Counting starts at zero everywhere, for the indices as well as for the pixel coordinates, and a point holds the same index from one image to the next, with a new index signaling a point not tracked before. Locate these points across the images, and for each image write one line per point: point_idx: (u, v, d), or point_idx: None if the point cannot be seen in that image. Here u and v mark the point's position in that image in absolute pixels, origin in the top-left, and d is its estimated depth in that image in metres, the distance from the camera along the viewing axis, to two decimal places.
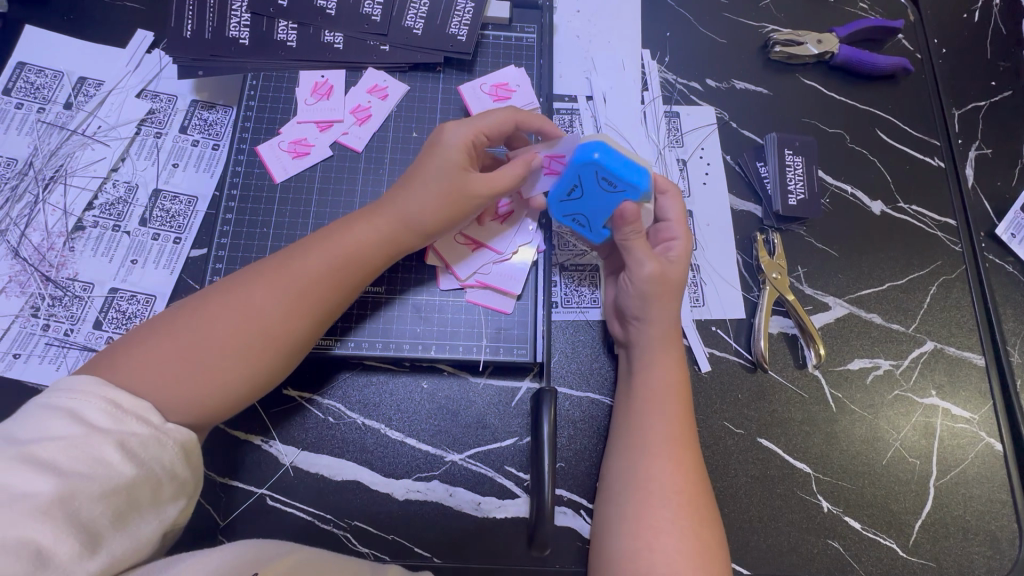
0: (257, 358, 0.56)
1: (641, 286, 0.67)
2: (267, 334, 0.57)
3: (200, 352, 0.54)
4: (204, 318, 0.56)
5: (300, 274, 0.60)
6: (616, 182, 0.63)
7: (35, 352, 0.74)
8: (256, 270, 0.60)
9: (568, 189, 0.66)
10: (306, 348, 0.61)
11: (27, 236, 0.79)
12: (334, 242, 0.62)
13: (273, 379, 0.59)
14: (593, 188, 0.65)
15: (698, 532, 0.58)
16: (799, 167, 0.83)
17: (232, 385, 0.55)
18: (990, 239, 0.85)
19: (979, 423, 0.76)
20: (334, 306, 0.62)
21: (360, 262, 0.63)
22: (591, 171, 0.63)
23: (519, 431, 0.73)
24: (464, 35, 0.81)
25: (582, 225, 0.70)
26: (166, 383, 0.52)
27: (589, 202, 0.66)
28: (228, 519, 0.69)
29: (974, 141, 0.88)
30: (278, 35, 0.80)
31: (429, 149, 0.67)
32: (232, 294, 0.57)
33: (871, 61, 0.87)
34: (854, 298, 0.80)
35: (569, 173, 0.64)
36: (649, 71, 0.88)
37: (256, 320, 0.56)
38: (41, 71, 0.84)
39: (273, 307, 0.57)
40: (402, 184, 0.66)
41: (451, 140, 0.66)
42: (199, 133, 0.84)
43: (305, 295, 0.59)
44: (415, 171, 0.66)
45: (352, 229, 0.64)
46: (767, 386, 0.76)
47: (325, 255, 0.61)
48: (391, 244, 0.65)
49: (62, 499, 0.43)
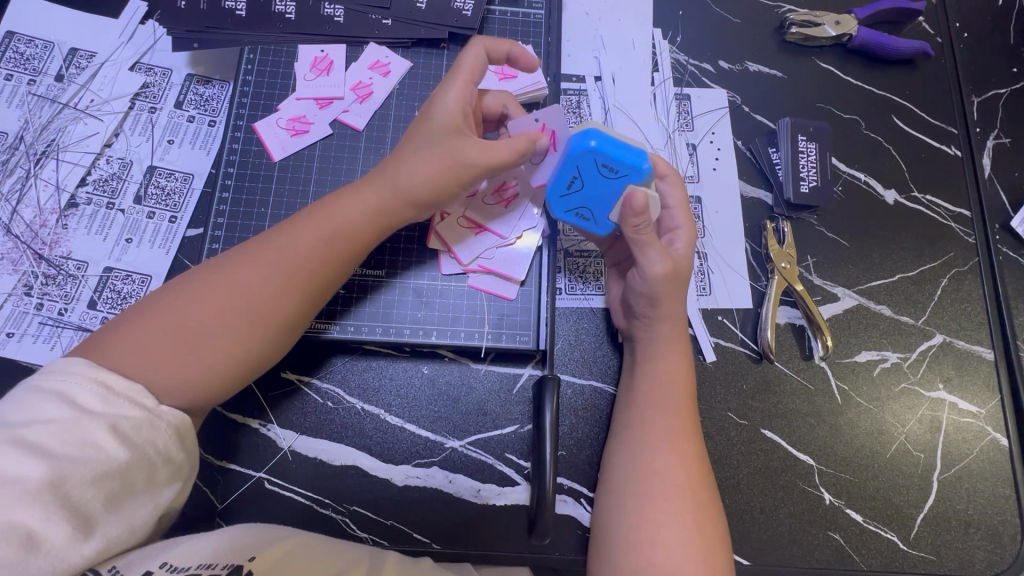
0: (246, 336, 0.54)
1: (653, 287, 0.63)
2: (258, 313, 0.55)
3: (189, 331, 0.52)
4: (193, 296, 0.54)
5: (290, 252, 0.58)
6: (618, 167, 0.61)
7: (29, 331, 0.73)
8: (245, 249, 0.58)
9: (567, 182, 0.63)
10: (297, 329, 0.59)
11: (19, 213, 0.77)
12: (323, 217, 0.60)
13: (264, 359, 0.57)
14: (594, 178, 0.62)
15: (700, 524, 0.57)
16: (812, 154, 0.80)
17: (225, 367, 0.54)
18: (1004, 231, 0.83)
19: (985, 418, 0.76)
20: (327, 285, 0.60)
21: (353, 237, 0.61)
22: (591, 158, 0.61)
23: (520, 418, 0.72)
24: (469, 10, 0.79)
25: (585, 220, 0.65)
26: (157, 363, 0.51)
27: (591, 193, 0.63)
28: (226, 503, 0.68)
29: (992, 130, 0.86)
30: (276, 7, 0.78)
31: (422, 115, 0.64)
32: (219, 271, 0.56)
33: (891, 44, 0.85)
34: (864, 290, 0.79)
35: (567, 164, 0.61)
36: (660, 51, 0.85)
37: (245, 299, 0.55)
38: (31, 41, 0.82)
39: (262, 285, 0.56)
40: (394, 154, 0.64)
41: (445, 103, 0.62)
42: (195, 109, 0.81)
43: (297, 271, 0.57)
44: (408, 140, 0.63)
45: (343, 204, 0.61)
46: (772, 377, 0.75)
47: (315, 230, 0.59)
48: (382, 217, 0.62)
49: (53, 483, 0.42)
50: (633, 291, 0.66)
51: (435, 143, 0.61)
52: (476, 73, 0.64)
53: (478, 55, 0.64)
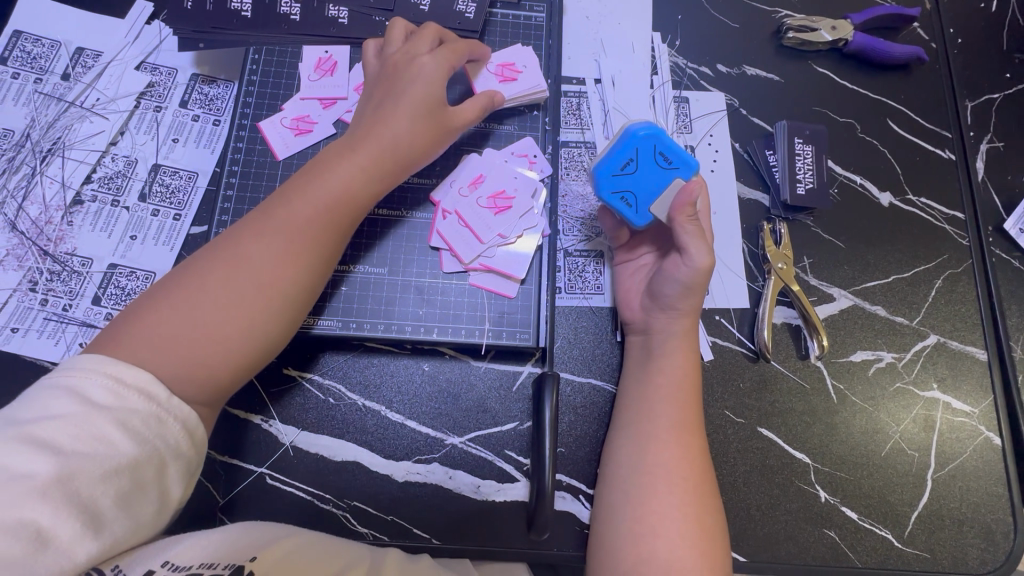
0: (257, 310, 0.56)
1: (694, 277, 0.64)
2: (265, 284, 0.56)
3: (198, 309, 0.54)
4: (200, 277, 0.55)
5: (290, 221, 0.59)
6: (671, 158, 0.67)
7: (33, 326, 0.73)
8: (246, 224, 0.60)
9: (623, 162, 0.68)
10: (307, 298, 0.60)
11: (25, 210, 0.78)
12: (317, 186, 0.62)
13: (278, 333, 0.58)
14: (647, 163, 0.67)
15: (700, 520, 0.58)
16: (809, 156, 0.81)
17: (238, 344, 0.55)
18: (998, 234, 0.85)
19: (979, 418, 0.77)
20: (331, 250, 0.61)
21: (349, 203, 0.62)
22: (649, 145, 0.67)
23: (520, 415, 0.73)
24: (472, 13, 0.80)
25: (626, 206, 0.68)
26: (171, 346, 0.52)
27: (642, 177, 0.67)
28: (228, 498, 0.69)
29: (985, 135, 0.87)
30: (281, 8, 0.79)
31: (394, 80, 0.68)
32: (223, 249, 0.57)
33: (886, 49, 0.86)
34: (859, 290, 0.80)
35: (626, 145, 0.68)
36: (659, 55, 0.87)
37: (251, 271, 0.56)
38: (38, 40, 0.83)
39: (267, 257, 0.57)
40: (377, 115, 0.66)
41: (430, 70, 0.67)
42: (200, 108, 0.82)
43: (299, 241, 0.59)
44: (394, 105, 0.66)
45: (333, 172, 0.63)
46: (768, 377, 0.75)
47: (312, 199, 0.61)
48: (372, 180, 0.64)
49: (61, 480, 0.43)
50: (670, 278, 0.66)
51: (426, 109, 0.66)
52: (459, 49, 0.71)
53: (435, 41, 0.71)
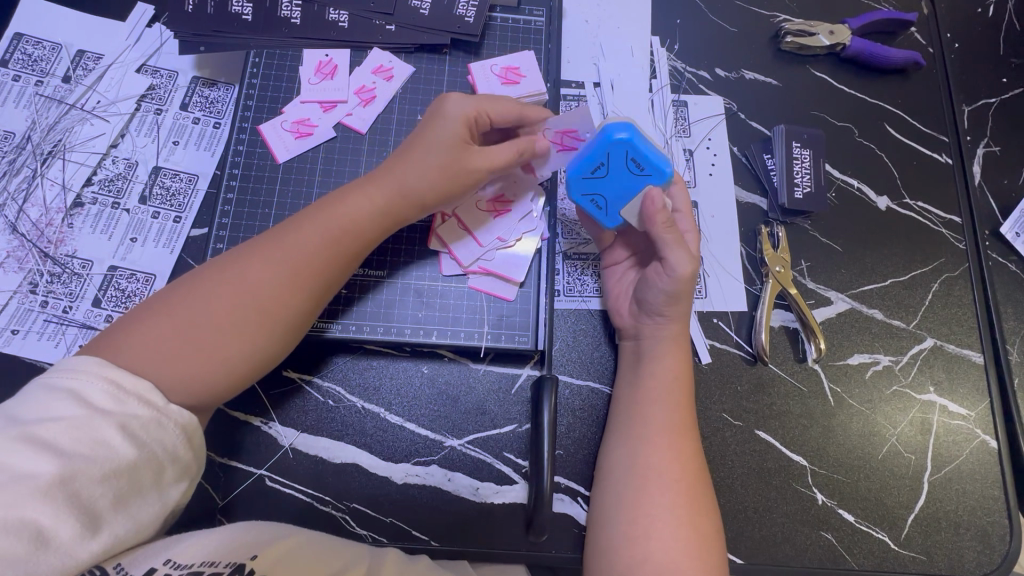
0: (253, 335, 0.56)
1: (676, 285, 0.65)
2: (266, 310, 0.56)
3: (198, 329, 0.54)
4: (203, 295, 0.55)
5: (299, 250, 0.59)
6: (644, 165, 0.65)
7: (33, 328, 0.74)
8: (254, 246, 0.59)
9: (594, 166, 0.66)
10: (304, 325, 0.60)
11: (26, 212, 0.78)
12: (329, 216, 0.62)
13: (272, 357, 0.58)
14: (619, 169, 0.66)
15: (696, 522, 0.58)
16: (806, 160, 0.82)
17: (233, 364, 0.55)
18: (994, 238, 0.85)
19: (975, 421, 0.77)
20: (334, 280, 0.61)
21: (358, 236, 0.62)
22: (621, 150, 0.65)
23: (519, 417, 0.73)
24: (472, 17, 0.80)
25: (598, 209, 0.69)
26: (168, 361, 0.52)
27: (612, 183, 0.67)
28: (227, 500, 0.69)
29: (982, 139, 0.88)
30: (282, 12, 0.79)
31: (428, 122, 0.66)
32: (230, 271, 0.57)
33: (883, 54, 0.87)
34: (856, 294, 0.80)
35: (597, 149, 0.65)
36: (659, 59, 0.87)
37: (254, 298, 0.56)
38: (39, 42, 0.83)
39: (271, 283, 0.57)
40: (402, 154, 0.65)
41: (465, 114, 0.65)
42: (201, 110, 0.82)
43: (304, 268, 0.59)
44: (413, 143, 0.66)
45: (347, 202, 0.63)
46: (766, 379, 0.76)
47: (322, 228, 0.61)
48: (385, 218, 0.64)
49: (62, 481, 0.43)
50: (653, 288, 0.66)
51: (451, 158, 0.64)
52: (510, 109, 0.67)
53: (508, 110, 0.67)
